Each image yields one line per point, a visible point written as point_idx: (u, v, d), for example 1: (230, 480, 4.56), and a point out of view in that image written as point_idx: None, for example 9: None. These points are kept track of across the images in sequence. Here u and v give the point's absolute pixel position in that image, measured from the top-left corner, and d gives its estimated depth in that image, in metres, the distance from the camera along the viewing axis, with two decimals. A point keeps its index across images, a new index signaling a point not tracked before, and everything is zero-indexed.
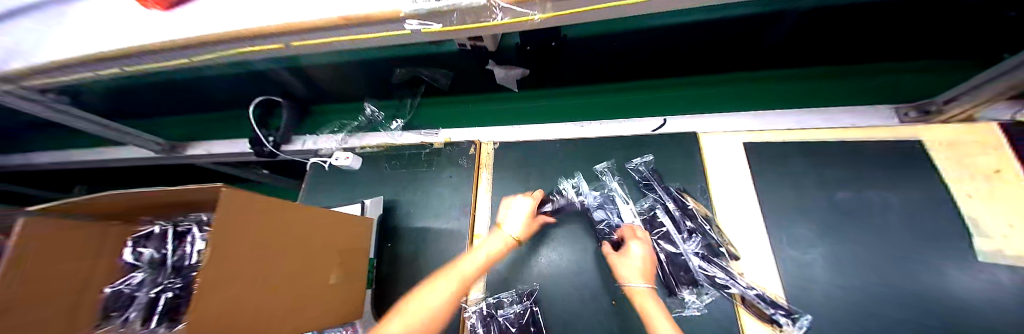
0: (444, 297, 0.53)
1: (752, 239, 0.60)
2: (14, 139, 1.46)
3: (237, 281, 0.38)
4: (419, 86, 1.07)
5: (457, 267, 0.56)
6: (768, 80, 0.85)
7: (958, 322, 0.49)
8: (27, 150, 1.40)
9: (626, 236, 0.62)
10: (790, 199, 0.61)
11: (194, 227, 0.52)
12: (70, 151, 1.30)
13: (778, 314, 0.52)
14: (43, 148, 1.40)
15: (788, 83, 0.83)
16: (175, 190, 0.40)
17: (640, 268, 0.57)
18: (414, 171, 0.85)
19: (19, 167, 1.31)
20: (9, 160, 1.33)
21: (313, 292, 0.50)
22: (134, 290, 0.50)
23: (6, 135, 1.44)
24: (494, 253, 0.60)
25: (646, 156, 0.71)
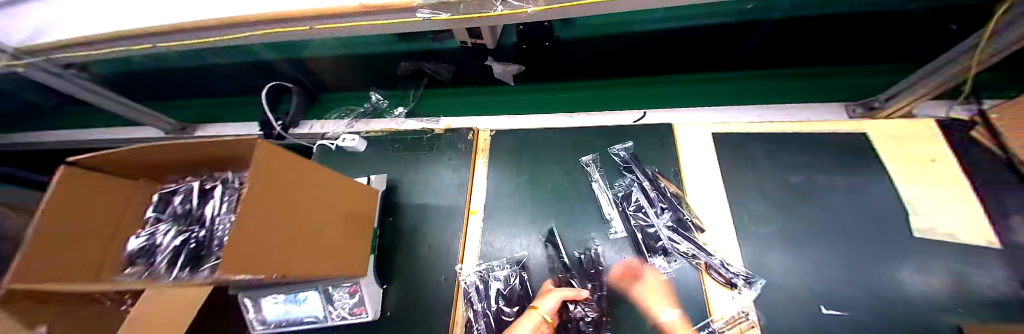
0: None
1: (716, 215, 0.67)
2: (29, 119, 1.52)
3: (267, 227, 0.44)
4: (422, 78, 1.14)
5: None
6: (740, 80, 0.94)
7: (896, 287, 0.55)
8: (43, 130, 1.47)
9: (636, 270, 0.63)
10: (751, 182, 0.69)
11: (219, 184, 0.56)
12: (87, 131, 1.37)
13: (736, 277, 0.60)
14: (58, 128, 1.46)
15: (762, 84, 0.91)
16: (208, 145, 0.46)
17: (662, 292, 0.59)
18: (416, 153, 0.92)
19: (36, 145, 1.37)
20: (26, 139, 1.39)
21: (326, 244, 0.56)
22: (158, 240, 0.53)
23: (22, 115, 1.51)
24: None
25: (627, 144, 0.79)
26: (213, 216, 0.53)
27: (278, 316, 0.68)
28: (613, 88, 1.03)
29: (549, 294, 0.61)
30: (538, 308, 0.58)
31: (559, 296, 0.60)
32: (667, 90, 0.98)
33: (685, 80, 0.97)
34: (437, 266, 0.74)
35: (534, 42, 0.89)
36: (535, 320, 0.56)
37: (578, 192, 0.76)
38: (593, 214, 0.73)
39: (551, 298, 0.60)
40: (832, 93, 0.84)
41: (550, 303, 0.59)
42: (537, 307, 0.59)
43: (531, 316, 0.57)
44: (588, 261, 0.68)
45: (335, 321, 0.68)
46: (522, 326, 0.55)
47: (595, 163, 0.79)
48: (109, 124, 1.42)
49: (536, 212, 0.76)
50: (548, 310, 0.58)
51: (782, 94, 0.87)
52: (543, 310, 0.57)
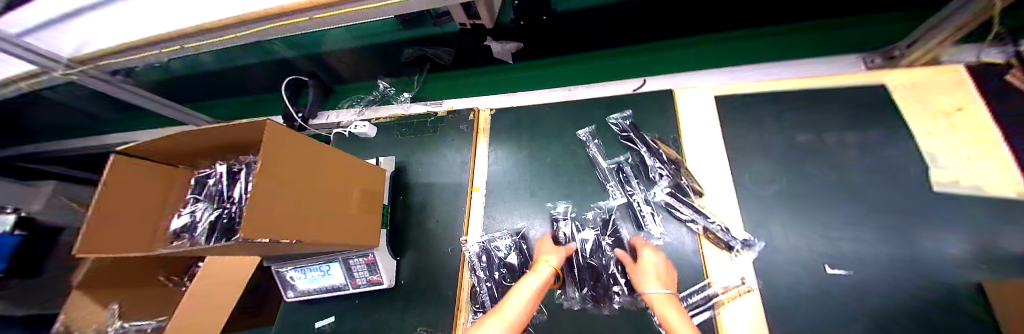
0: (520, 308, 0.51)
1: (717, 180, 0.65)
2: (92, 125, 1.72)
3: (281, 200, 0.49)
4: (425, 64, 1.16)
5: (504, 305, 0.52)
6: (750, 37, 0.90)
7: (911, 250, 0.52)
8: (105, 134, 1.66)
9: (638, 245, 0.62)
10: (755, 144, 0.67)
11: (244, 167, 0.61)
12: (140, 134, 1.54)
13: (734, 241, 0.59)
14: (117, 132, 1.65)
15: (772, 41, 0.87)
16: (213, 129, 0.51)
17: (656, 275, 0.56)
18: (422, 135, 0.96)
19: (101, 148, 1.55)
20: (93, 143, 1.59)
21: (340, 217, 0.61)
22: (198, 217, 0.60)
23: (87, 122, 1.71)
24: (537, 290, 0.55)
25: (626, 112, 0.78)
26: (238, 194, 0.59)
27: (307, 285, 0.77)
28: (622, 56, 1.00)
29: (548, 251, 0.64)
30: (542, 263, 0.60)
31: (558, 254, 0.63)
32: (681, 54, 0.94)
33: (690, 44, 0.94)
34: (444, 237, 0.80)
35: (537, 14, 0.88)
36: (544, 273, 0.57)
37: (576, 166, 0.76)
38: (597, 178, 0.73)
39: (553, 253, 0.63)
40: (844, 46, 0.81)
41: (555, 259, 0.62)
42: (545, 261, 0.61)
43: (541, 270, 0.58)
44: (589, 247, 0.68)
45: (353, 288, 0.75)
46: (530, 280, 0.57)
47: (592, 133, 0.79)
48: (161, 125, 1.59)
49: (535, 185, 0.78)
50: (554, 263, 0.60)
51: (797, 48, 0.84)
52: (550, 263, 0.60)
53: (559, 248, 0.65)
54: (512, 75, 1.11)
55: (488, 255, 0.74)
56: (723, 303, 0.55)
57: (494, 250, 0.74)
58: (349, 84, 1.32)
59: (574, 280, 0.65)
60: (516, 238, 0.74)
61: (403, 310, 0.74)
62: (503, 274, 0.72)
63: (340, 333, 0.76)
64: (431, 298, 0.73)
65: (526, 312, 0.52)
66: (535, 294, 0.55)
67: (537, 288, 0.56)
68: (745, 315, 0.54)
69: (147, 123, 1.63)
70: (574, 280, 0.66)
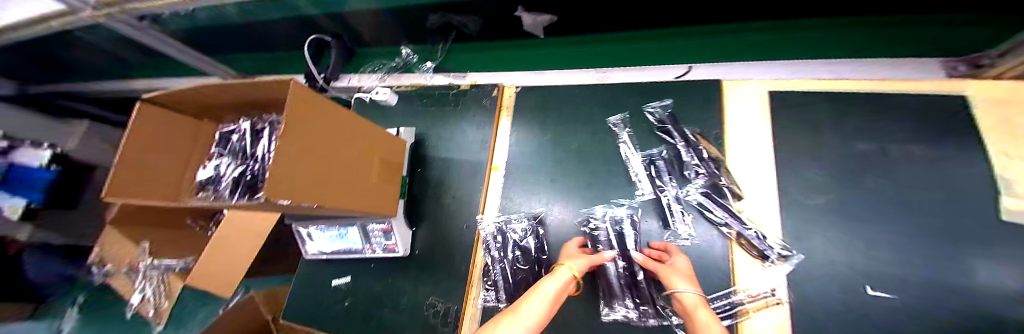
0: (536, 316, 0.50)
1: (759, 184, 0.61)
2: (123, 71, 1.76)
3: (307, 162, 0.48)
4: (450, 33, 1.08)
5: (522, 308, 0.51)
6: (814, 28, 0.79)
7: (969, 281, 0.46)
8: (137, 80, 1.70)
9: (670, 250, 0.59)
10: (807, 148, 0.61)
11: (268, 126, 0.59)
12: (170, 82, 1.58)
13: (771, 250, 0.56)
14: (149, 78, 1.70)
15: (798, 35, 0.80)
16: (243, 87, 0.49)
17: (687, 278, 0.54)
18: (444, 108, 0.93)
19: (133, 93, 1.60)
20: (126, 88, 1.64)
21: (360, 185, 0.60)
22: (222, 172, 0.60)
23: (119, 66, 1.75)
24: (555, 296, 0.54)
25: (665, 101, 0.72)
26: (261, 151, 0.57)
27: (325, 245, 0.78)
28: (625, 41, 0.98)
29: (573, 256, 0.61)
30: (566, 265, 0.57)
31: (586, 260, 0.59)
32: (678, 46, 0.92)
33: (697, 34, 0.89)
34: (460, 214, 0.79)
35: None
36: (564, 278, 0.55)
37: (603, 154, 0.72)
38: (626, 170, 0.69)
39: (577, 259, 0.59)
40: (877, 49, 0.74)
41: (578, 266, 0.58)
42: (565, 265, 0.58)
43: (560, 274, 0.56)
44: (614, 239, 0.65)
45: (370, 253, 0.76)
46: (547, 286, 0.55)
47: (624, 122, 0.74)
48: (189, 74, 1.63)
49: (557, 172, 0.75)
50: (576, 270, 0.57)
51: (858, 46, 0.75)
52: (571, 268, 0.57)
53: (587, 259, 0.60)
54: (512, 52, 1.10)
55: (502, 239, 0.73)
56: (747, 313, 0.53)
57: (510, 233, 0.73)
58: (370, 48, 1.28)
59: (606, 275, 0.63)
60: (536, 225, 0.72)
61: (416, 280, 0.76)
62: (519, 260, 0.70)
63: (356, 291, 0.79)
64: (444, 271, 0.74)
65: (543, 318, 0.51)
66: (552, 300, 0.53)
67: (553, 296, 0.54)
68: (770, 323, 0.52)
69: (175, 72, 1.65)
70: (603, 280, 0.62)
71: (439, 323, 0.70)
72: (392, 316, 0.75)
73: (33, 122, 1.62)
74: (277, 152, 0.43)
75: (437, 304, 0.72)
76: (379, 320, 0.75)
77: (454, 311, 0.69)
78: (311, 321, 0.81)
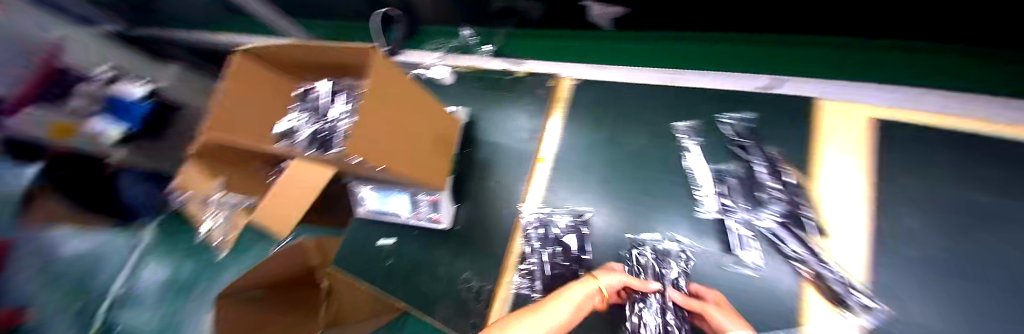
0: (559, 319, 0.46)
1: (849, 224, 0.54)
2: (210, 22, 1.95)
3: (380, 124, 0.50)
4: (512, 17, 1.10)
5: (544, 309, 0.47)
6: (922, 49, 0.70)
7: None
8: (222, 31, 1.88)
9: (708, 297, 0.53)
10: (915, 190, 0.53)
11: (345, 92, 0.67)
12: (250, 37, 1.73)
13: (853, 298, 0.48)
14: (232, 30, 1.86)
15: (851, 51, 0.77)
16: (323, 47, 0.52)
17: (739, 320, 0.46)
18: (497, 93, 0.93)
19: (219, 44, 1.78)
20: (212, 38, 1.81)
21: (417, 155, 0.62)
22: (300, 126, 0.68)
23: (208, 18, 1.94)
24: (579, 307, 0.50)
25: (745, 114, 0.68)
26: (337, 111, 0.64)
27: (375, 206, 0.85)
28: (695, 42, 0.92)
29: (612, 271, 0.57)
30: (596, 278, 0.54)
31: (623, 277, 0.55)
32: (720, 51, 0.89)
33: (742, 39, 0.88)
34: (504, 198, 0.80)
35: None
36: (593, 286, 0.53)
37: (663, 162, 0.69)
38: (694, 184, 0.64)
39: (614, 276, 0.55)
40: (941, 70, 0.67)
41: (614, 281, 0.55)
42: (599, 279, 0.55)
43: (588, 283, 0.53)
44: (660, 259, 0.60)
45: (413, 220, 0.83)
46: (575, 291, 0.52)
47: (692, 129, 0.70)
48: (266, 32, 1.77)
49: (609, 173, 0.73)
50: (610, 284, 0.54)
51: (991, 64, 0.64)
52: (604, 282, 0.54)
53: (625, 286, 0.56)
54: (545, 41, 1.09)
55: (543, 231, 0.72)
56: None
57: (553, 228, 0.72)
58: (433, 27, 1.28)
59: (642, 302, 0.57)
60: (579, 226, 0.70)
61: (454, 254, 0.79)
62: (559, 256, 0.69)
63: (399, 252, 0.85)
64: (482, 250, 0.76)
65: (564, 326, 0.47)
66: (576, 310, 0.50)
67: (577, 302, 0.50)
68: None
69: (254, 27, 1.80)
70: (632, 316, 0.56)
71: (471, 298, 0.72)
72: (428, 282, 0.79)
73: None
74: (361, 106, 0.45)
75: (471, 280, 0.74)
76: (416, 283, 0.80)
77: (487, 290, 0.71)
78: (355, 274, 0.88)
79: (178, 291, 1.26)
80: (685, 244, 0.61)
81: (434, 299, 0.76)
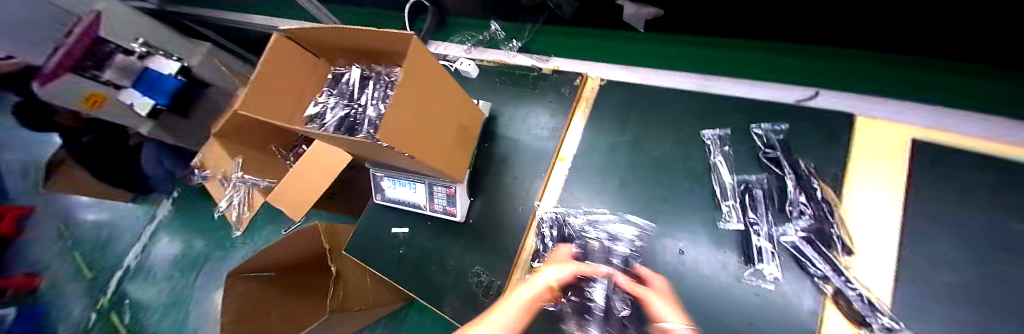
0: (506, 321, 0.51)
1: (881, 246, 0.50)
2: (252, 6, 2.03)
3: (410, 111, 0.51)
4: (543, 13, 1.22)
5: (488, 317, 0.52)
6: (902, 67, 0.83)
7: None
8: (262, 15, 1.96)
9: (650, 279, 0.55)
10: (973, 216, 0.49)
11: (373, 78, 0.67)
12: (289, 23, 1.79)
13: (876, 320, 0.44)
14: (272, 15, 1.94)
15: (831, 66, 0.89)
16: (360, 33, 0.54)
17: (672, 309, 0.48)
18: (521, 89, 0.92)
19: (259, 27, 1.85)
20: (253, 21, 1.89)
21: (442, 145, 0.63)
22: (329, 108, 0.69)
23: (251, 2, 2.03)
24: (526, 303, 0.54)
25: (778, 125, 0.65)
26: (365, 97, 0.66)
27: (394, 194, 0.87)
28: (713, 47, 1.04)
29: (557, 263, 0.61)
30: (540, 273, 0.58)
31: (570, 268, 0.58)
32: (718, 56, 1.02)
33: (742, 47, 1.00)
34: (516, 193, 0.80)
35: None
36: (541, 284, 0.55)
37: (687, 169, 0.67)
38: (719, 194, 0.62)
39: (561, 268, 0.59)
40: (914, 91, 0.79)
41: (559, 273, 0.58)
42: (544, 272, 0.58)
43: (535, 281, 0.57)
44: (674, 267, 0.60)
45: (429, 210, 0.83)
46: (524, 291, 0.55)
47: (721, 137, 0.68)
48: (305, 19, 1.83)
49: (629, 176, 0.71)
50: (555, 277, 0.57)
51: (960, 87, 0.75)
52: (549, 277, 0.57)
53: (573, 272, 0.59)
54: (564, 38, 1.21)
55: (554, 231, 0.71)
56: None
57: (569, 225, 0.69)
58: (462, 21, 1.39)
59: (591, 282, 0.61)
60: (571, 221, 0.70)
61: (465, 246, 0.79)
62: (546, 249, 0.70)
63: (411, 241, 0.86)
64: (494, 245, 0.77)
65: (512, 327, 0.51)
66: (523, 309, 0.54)
67: (527, 302, 0.54)
68: None
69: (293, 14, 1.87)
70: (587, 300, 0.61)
71: (481, 293, 0.72)
72: (439, 274, 0.79)
73: (161, 35, 1.73)
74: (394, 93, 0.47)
75: (481, 274, 0.74)
76: (426, 275, 0.81)
77: (497, 286, 0.71)
78: (366, 258, 0.90)
79: (189, 264, 1.80)
80: (699, 252, 0.60)
81: (444, 290, 0.77)
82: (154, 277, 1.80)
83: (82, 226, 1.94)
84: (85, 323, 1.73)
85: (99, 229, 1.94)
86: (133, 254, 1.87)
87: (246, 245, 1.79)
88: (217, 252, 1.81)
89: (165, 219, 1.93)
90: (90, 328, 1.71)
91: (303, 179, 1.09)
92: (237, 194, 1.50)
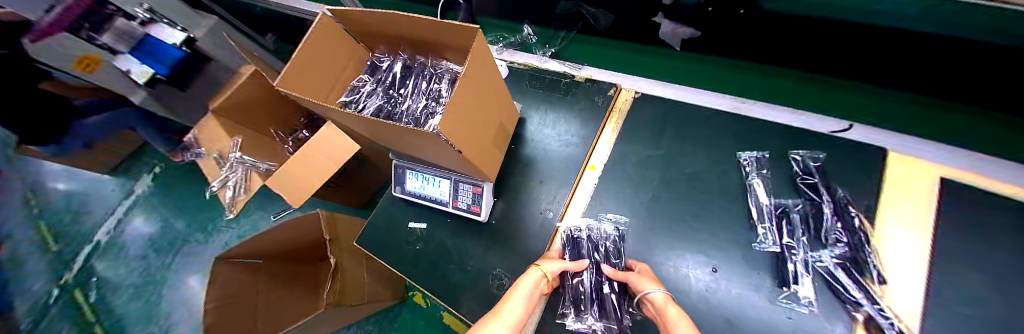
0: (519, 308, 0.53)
1: (914, 279, 0.51)
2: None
3: (465, 106, 0.51)
4: (577, 22, 1.37)
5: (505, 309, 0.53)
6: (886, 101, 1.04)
7: None
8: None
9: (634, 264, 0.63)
10: (1005, 254, 0.51)
11: (414, 72, 0.75)
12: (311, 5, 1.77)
13: None
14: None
15: (850, 98, 1.07)
16: (418, 20, 0.54)
17: (650, 280, 0.57)
18: (552, 93, 0.92)
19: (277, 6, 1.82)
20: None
21: (484, 144, 0.62)
22: (364, 95, 0.75)
23: None
24: (528, 294, 0.56)
25: (818, 153, 0.66)
26: (408, 87, 0.75)
27: (415, 188, 0.85)
28: (738, 70, 1.21)
29: (550, 260, 0.64)
30: (539, 266, 0.61)
31: (563, 263, 0.62)
32: (754, 82, 1.19)
33: (771, 74, 1.16)
34: (542, 198, 0.78)
35: (701, 5, 1.10)
36: (538, 273, 0.59)
37: (721, 186, 0.69)
38: (757, 216, 0.63)
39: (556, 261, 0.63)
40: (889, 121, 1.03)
41: (557, 267, 0.61)
42: (539, 265, 0.61)
43: (532, 272, 0.59)
44: (707, 287, 0.59)
45: (452, 207, 0.81)
46: (526, 281, 0.57)
47: (757, 159, 0.69)
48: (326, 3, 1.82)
49: (663, 188, 0.72)
50: (552, 269, 0.61)
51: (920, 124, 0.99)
52: (546, 267, 0.60)
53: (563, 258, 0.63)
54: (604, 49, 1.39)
55: (576, 240, 0.68)
56: None
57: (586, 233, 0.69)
58: (495, 22, 1.54)
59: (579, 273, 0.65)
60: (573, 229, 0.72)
61: (487, 247, 0.77)
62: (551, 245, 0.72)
63: (430, 238, 0.84)
64: (515, 247, 0.75)
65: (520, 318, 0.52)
66: (528, 300, 0.55)
67: (532, 291, 0.56)
68: None
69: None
70: (582, 303, 0.62)
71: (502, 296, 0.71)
72: (458, 275, 0.77)
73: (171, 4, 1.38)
74: (459, 85, 0.46)
75: (503, 278, 0.72)
76: (444, 274, 0.78)
77: None
78: (380, 253, 0.87)
79: (169, 243, 1.71)
80: (732, 270, 0.60)
81: (461, 292, 0.74)
82: (126, 255, 1.70)
83: (49, 195, 1.82)
84: (45, 299, 1.60)
85: (69, 201, 1.82)
86: (105, 229, 1.76)
87: (231, 228, 1.72)
88: (199, 234, 1.72)
89: (144, 195, 1.83)
90: (50, 305, 1.59)
91: (310, 165, 1.05)
92: (234, 174, 1.44)
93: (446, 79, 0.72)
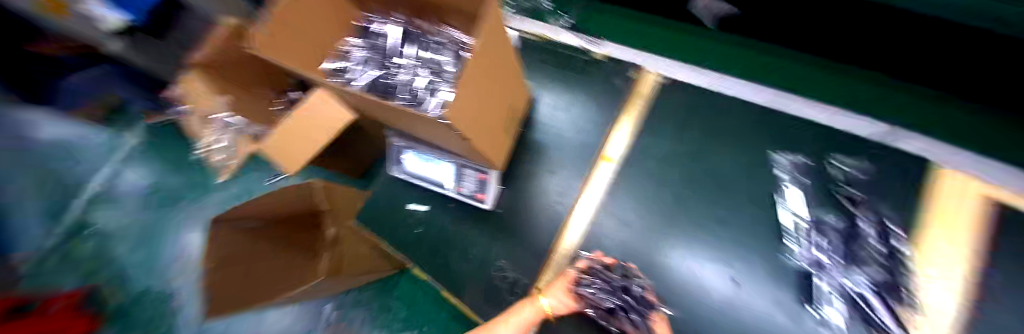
0: None
1: (942, 307, 0.50)
2: None
3: (478, 85, 0.42)
4: None
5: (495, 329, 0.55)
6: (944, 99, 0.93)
7: None
8: None
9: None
10: None
11: (414, 41, 0.70)
12: None
13: None
14: None
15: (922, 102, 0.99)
16: None
17: None
18: (568, 72, 0.86)
19: None
20: None
21: (490, 128, 0.54)
22: (355, 63, 0.69)
23: None
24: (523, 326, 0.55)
25: (859, 163, 0.64)
26: (406, 57, 0.70)
27: (417, 170, 0.79)
28: (775, 57, 1.06)
29: (552, 293, 0.57)
30: (539, 299, 0.57)
31: (565, 300, 0.57)
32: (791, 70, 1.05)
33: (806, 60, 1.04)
34: (552, 188, 0.73)
35: None
36: (536, 310, 0.55)
37: (747, 189, 0.65)
38: (792, 230, 0.59)
39: (558, 296, 0.57)
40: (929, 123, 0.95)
41: (557, 305, 0.57)
42: (542, 299, 0.57)
43: (531, 306, 0.56)
44: (731, 300, 0.56)
45: (453, 192, 0.76)
46: (521, 313, 0.56)
47: (792, 164, 0.65)
48: None
49: (684, 187, 0.67)
50: (552, 308, 0.56)
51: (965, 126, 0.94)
52: (547, 306, 0.56)
53: (567, 289, 0.57)
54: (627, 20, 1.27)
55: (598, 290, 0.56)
56: None
57: (612, 288, 0.56)
58: None
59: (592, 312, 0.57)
60: (599, 268, 0.58)
61: (492, 238, 0.73)
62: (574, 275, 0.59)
63: (431, 224, 0.79)
64: (523, 241, 0.70)
65: None
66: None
67: (525, 325, 0.55)
68: None
69: None
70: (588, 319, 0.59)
71: (506, 289, 0.68)
72: (461, 263, 0.73)
73: None
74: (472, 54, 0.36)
75: (509, 272, 0.69)
76: (446, 261, 0.75)
77: (525, 284, 0.66)
78: (378, 235, 0.83)
79: None
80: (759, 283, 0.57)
81: (465, 280, 0.72)
82: None
83: None
84: None
85: None
86: None
87: None
88: None
89: None
90: None
91: None
92: None
93: (451, 50, 0.67)
